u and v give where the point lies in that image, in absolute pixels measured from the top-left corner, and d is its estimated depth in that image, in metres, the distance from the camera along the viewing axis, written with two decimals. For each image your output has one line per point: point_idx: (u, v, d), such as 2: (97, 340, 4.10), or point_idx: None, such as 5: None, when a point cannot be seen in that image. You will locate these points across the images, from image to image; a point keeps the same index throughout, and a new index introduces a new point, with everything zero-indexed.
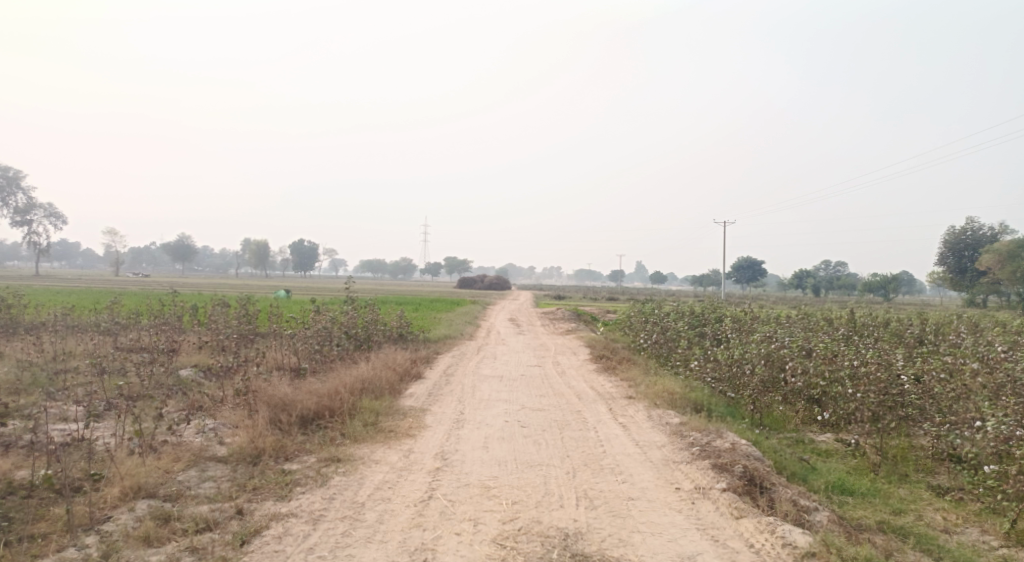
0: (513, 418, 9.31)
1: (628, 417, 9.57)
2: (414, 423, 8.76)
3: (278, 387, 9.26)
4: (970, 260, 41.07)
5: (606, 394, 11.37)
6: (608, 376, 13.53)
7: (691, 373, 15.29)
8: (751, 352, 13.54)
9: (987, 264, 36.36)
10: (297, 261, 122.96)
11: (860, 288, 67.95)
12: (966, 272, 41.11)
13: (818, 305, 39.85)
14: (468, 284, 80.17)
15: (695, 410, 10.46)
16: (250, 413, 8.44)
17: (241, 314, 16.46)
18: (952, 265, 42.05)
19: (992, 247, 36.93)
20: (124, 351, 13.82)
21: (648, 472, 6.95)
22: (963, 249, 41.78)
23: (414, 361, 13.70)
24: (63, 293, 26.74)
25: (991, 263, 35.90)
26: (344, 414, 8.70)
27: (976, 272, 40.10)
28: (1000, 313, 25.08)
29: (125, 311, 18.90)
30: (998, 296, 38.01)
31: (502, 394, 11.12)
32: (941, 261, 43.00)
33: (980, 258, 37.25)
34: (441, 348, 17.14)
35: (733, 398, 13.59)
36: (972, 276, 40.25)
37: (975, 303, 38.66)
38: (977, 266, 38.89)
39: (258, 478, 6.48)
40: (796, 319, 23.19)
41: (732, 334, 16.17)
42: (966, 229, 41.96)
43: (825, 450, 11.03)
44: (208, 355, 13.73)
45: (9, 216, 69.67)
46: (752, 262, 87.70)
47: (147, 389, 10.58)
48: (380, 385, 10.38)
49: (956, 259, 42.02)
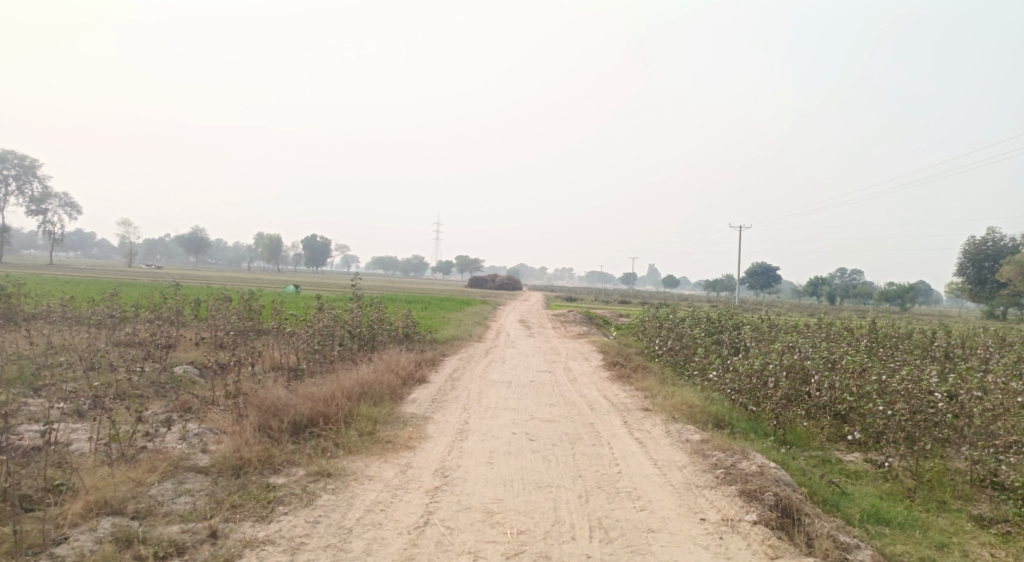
0: (521, 430, 8.67)
1: (645, 432, 8.90)
2: (414, 433, 8.14)
3: (271, 390, 8.68)
4: (991, 271, 39.94)
5: (620, 405, 10.72)
6: (623, 385, 12.84)
7: (708, 383, 14.58)
8: (773, 363, 12.81)
9: (1007, 276, 35.18)
10: (310, 256, 123.27)
11: (876, 297, 66.71)
12: (986, 283, 40.02)
13: (835, 314, 38.79)
14: (479, 283, 79.53)
15: (715, 425, 9.78)
16: (240, 417, 7.87)
17: (242, 309, 15.95)
18: (972, 276, 40.93)
19: (1013, 259, 35.79)
20: (119, 347, 13.33)
21: (669, 498, 6.29)
22: (982, 260, 40.60)
23: (419, 363, 13.10)
24: (71, 284, 26.44)
25: (1012, 275, 34.71)
26: (340, 421, 8.10)
27: (997, 284, 39.02)
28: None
29: (127, 303, 18.42)
30: (1019, 308, 36.87)
31: (510, 402, 10.47)
32: (960, 271, 41.81)
33: (1001, 270, 36.13)
34: (448, 350, 16.52)
35: (752, 412, 12.87)
36: (992, 288, 39.21)
37: (995, 315, 37.58)
38: (997, 277, 37.81)
39: (238, 494, 5.89)
40: (816, 328, 22.38)
41: (751, 343, 15.43)
42: (987, 239, 40.78)
43: (854, 471, 10.29)
44: (205, 351, 13.19)
45: (25, 205, 69.92)
46: (766, 268, 86.60)
47: (136, 388, 10.04)
48: (381, 390, 9.77)
49: (976, 269, 40.87)
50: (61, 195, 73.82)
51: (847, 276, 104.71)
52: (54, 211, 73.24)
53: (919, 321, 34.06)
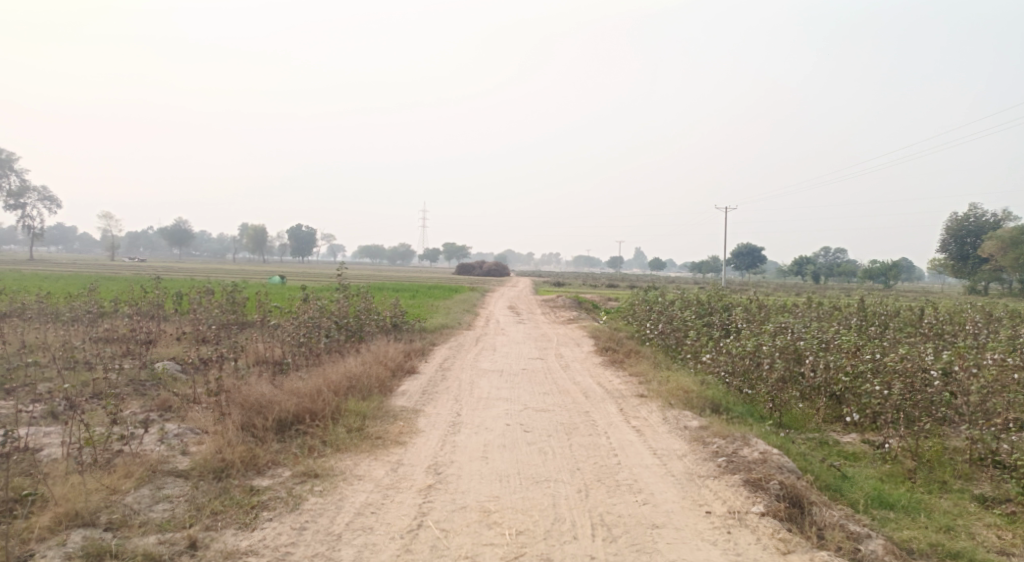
0: (515, 421, 8.41)
1: (642, 420, 8.67)
2: (404, 427, 7.85)
3: (255, 386, 8.35)
4: (973, 247, 40.20)
5: (615, 392, 10.49)
6: (616, 371, 12.61)
7: (701, 366, 14.39)
8: (766, 345, 12.60)
9: (989, 251, 35.39)
10: (296, 246, 122.09)
11: (860, 276, 67.03)
12: (968, 259, 40.31)
13: (822, 293, 38.78)
14: (466, 270, 79.03)
15: (712, 410, 9.57)
16: (222, 416, 7.54)
17: (225, 302, 15.54)
18: (955, 253, 41.11)
19: (994, 234, 36.02)
20: (98, 343, 12.91)
21: (672, 490, 6.08)
22: (965, 236, 40.80)
23: (409, 353, 12.79)
24: (49, 279, 25.78)
25: (994, 250, 34.91)
26: (327, 417, 7.80)
27: (979, 259, 39.31)
28: (1011, 301, 24.27)
29: (106, 297, 17.92)
30: (1001, 283, 37.17)
31: (503, 392, 10.20)
32: (943, 248, 42.04)
33: (983, 245, 36.21)
34: (438, 339, 16.21)
35: (747, 395, 12.66)
36: (974, 264, 39.53)
37: (978, 290, 37.88)
38: (979, 253, 38.05)
39: (220, 499, 5.58)
40: (805, 307, 22.31)
41: (743, 324, 15.23)
42: (969, 215, 40.98)
43: (853, 454, 10.13)
44: (187, 346, 12.79)
45: (1, 199, 68.37)
46: (752, 248, 86.96)
47: (114, 386, 9.67)
48: (369, 383, 9.46)
49: (959, 245, 41.09)
50: (38, 189, 72.49)
51: (832, 255, 105.27)
52: (32, 206, 71.87)
53: (905, 298, 34.09)
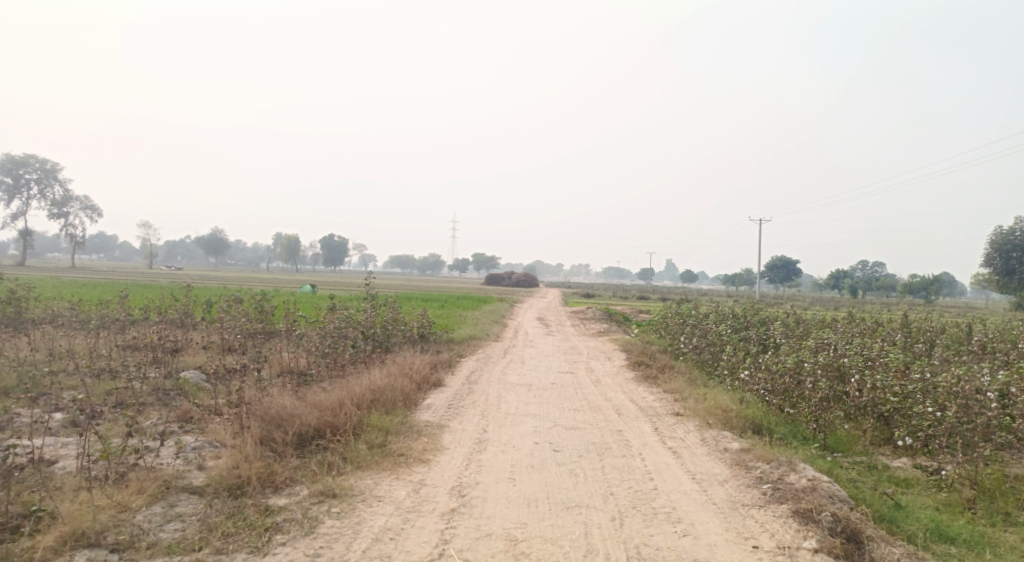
0: (544, 440, 8.03)
1: (679, 441, 8.20)
2: (429, 444, 7.51)
3: (277, 398, 8.12)
4: (1020, 261, 38.58)
5: (649, 409, 10.04)
6: (649, 387, 12.13)
7: (738, 383, 13.80)
8: (808, 362, 11.99)
9: None
10: (328, 255, 123.59)
11: (900, 290, 65.00)
12: (1014, 274, 38.70)
13: (861, 308, 37.44)
14: (495, 280, 78.76)
15: (753, 430, 9.05)
16: (242, 428, 7.30)
17: (253, 311, 15.46)
18: (1000, 268, 39.45)
19: None
20: (125, 351, 12.88)
21: (713, 520, 5.64)
22: (1011, 250, 39.20)
23: (435, 366, 12.49)
24: (85, 286, 26.15)
25: None
26: (349, 431, 7.51)
27: None
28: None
29: (137, 304, 18.00)
30: None
31: (532, 408, 9.82)
32: (988, 262, 40.42)
33: None
34: (465, 351, 15.89)
35: (788, 414, 12.05)
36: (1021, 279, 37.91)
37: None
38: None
39: (233, 519, 5.30)
40: (846, 322, 21.48)
41: (783, 340, 14.60)
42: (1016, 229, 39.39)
43: (904, 479, 9.49)
44: (213, 355, 12.67)
45: (46, 208, 70.38)
46: (787, 261, 85.23)
47: (137, 396, 9.54)
48: (394, 396, 9.16)
49: (1004, 260, 39.48)
50: (81, 198, 74.51)
51: (870, 269, 102.51)
52: (75, 214, 73.89)
53: (948, 314, 32.69)
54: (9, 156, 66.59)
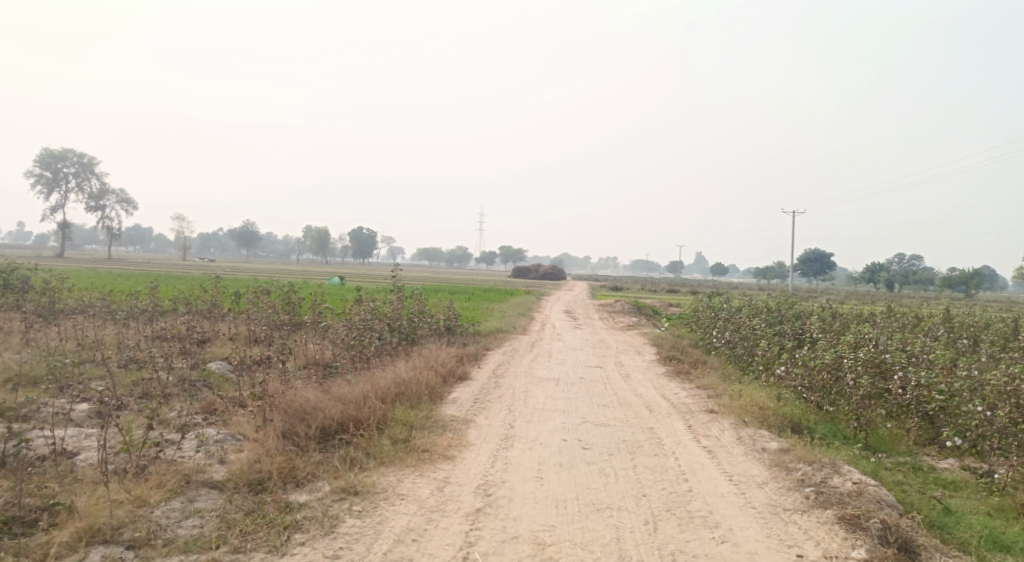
0: (573, 437, 7.75)
1: (714, 440, 7.88)
2: (454, 440, 7.29)
3: (300, 390, 7.98)
4: None
5: (681, 406, 9.70)
6: (681, 382, 11.77)
7: (773, 379, 13.34)
8: (848, 358, 11.50)
9: None
10: (357, 248, 124.58)
11: (939, 284, 63.05)
12: None
13: (898, 302, 36.19)
14: (522, 273, 78.45)
15: (791, 429, 8.67)
16: (265, 422, 7.17)
17: (280, 302, 15.46)
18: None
19: None
20: (154, 342, 12.94)
21: (754, 526, 5.32)
22: None
23: (461, 359, 12.29)
24: (121, 277, 26.62)
25: None
26: (373, 425, 7.32)
27: None
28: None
29: (167, 296, 18.12)
30: None
31: (560, 403, 9.56)
32: None
33: None
34: (492, 344, 15.67)
35: (826, 412, 11.57)
36: None
37: None
38: None
39: (251, 516, 5.15)
40: (885, 317, 20.75)
41: (819, 335, 14.09)
42: None
43: (952, 481, 9.00)
44: (239, 346, 12.63)
45: (84, 201, 71.94)
46: (820, 254, 83.41)
47: (163, 387, 9.50)
48: (419, 390, 8.97)
49: None
50: (117, 191, 76.01)
51: (906, 262, 99.61)
52: (112, 207, 75.50)
53: (989, 308, 31.15)
54: (48, 151, 68.25)
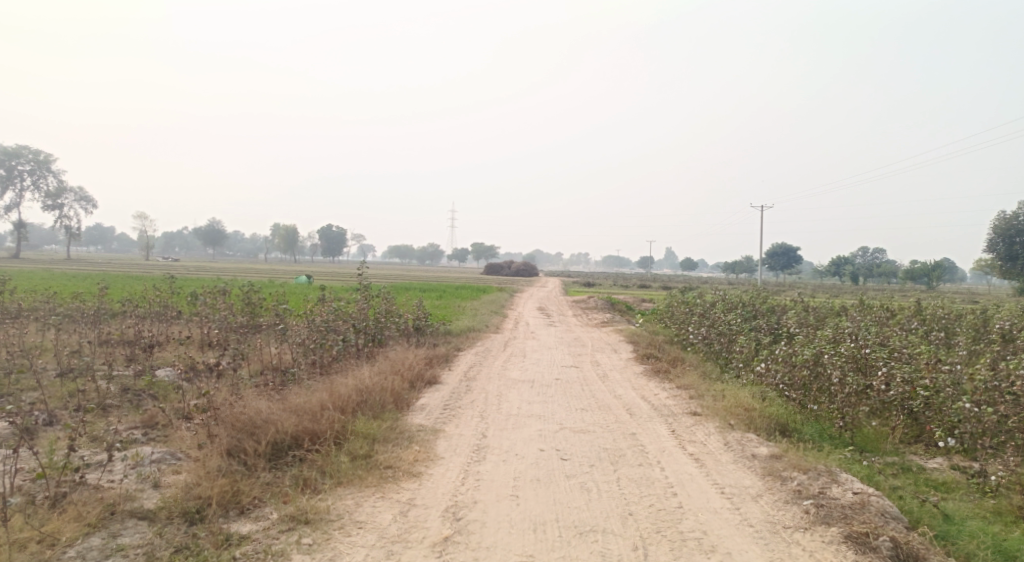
0: (550, 446, 7.17)
1: (700, 447, 7.38)
2: (421, 453, 6.65)
3: (251, 401, 7.25)
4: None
5: (663, 409, 9.19)
6: (661, 382, 11.28)
7: (751, 376, 12.94)
8: (829, 353, 11.12)
9: None
10: (326, 246, 122.69)
11: (901, 277, 64.03)
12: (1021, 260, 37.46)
13: (865, 294, 36.44)
14: (495, 270, 77.84)
15: (778, 432, 8.20)
16: (209, 438, 6.44)
17: (239, 303, 14.63)
18: (1002, 253, 35.89)
19: None
20: (99, 348, 12.04)
21: (753, 549, 4.83)
22: None
23: (430, 361, 11.64)
24: (75, 278, 25.35)
25: None
26: (331, 438, 6.65)
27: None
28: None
29: (120, 297, 17.10)
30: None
31: (535, 408, 8.97)
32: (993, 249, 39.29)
33: None
34: (463, 344, 15.02)
35: (807, 410, 11.18)
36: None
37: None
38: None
39: (182, 555, 4.47)
40: (858, 310, 20.60)
41: (797, 329, 13.72)
42: None
43: (943, 482, 8.61)
44: (191, 350, 11.78)
45: (40, 199, 69.23)
46: (788, 248, 84.28)
47: (102, 399, 8.67)
48: (383, 397, 8.30)
49: None
50: (76, 189, 73.34)
51: (870, 255, 101.20)
52: (70, 206, 72.86)
53: (955, 300, 31.05)
54: (0, 147, 65.43)
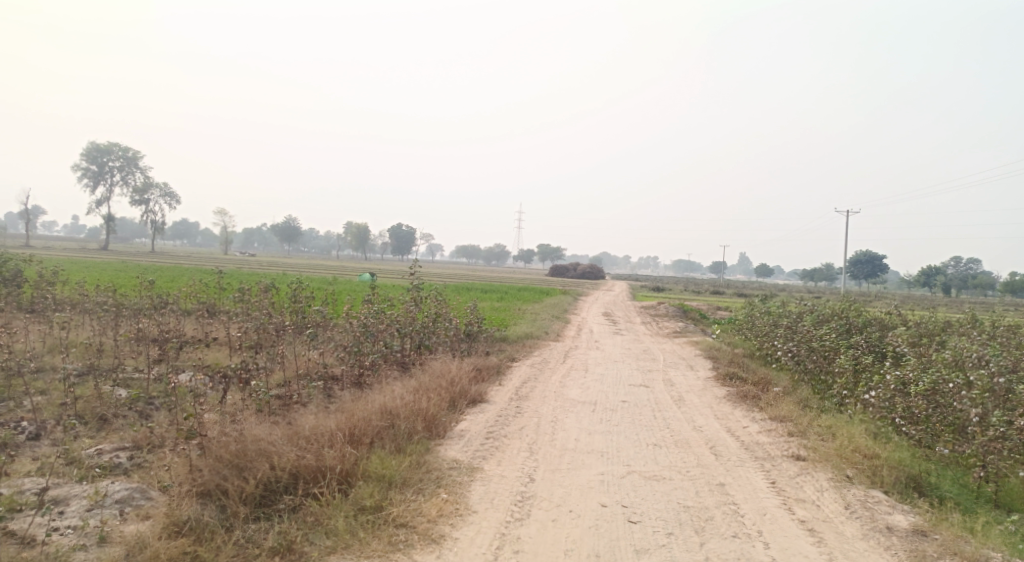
0: (613, 499, 5.60)
1: (813, 509, 5.66)
2: (447, 506, 5.19)
3: (249, 426, 5.95)
4: None
5: (755, 449, 7.43)
6: (748, 410, 9.46)
7: (853, 404, 10.82)
8: (955, 383, 8.96)
9: None
10: (395, 245, 124.15)
11: (1000, 289, 58.47)
12: None
13: (957, 309, 32.90)
14: (559, 272, 76.21)
15: (907, 492, 6.31)
16: (187, 474, 5.18)
17: (282, 301, 13.64)
18: None
19: None
20: (128, 345, 11.18)
21: None
22: None
23: (479, 375, 10.20)
24: (144, 271, 25.39)
25: None
26: (335, 478, 5.26)
27: None
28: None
29: (169, 291, 16.42)
30: None
31: (597, 441, 7.39)
32: None
33: None
34: (518, 354, 13.52)
35: (930, 451, 8.99)
36: None
37: None
38: None
39: None
40: (971, 327, 17.87)
41: (906, 349, 11.49)
42: None
43: None
44: (220, 353, 10.75)
45: (129, 195, 72.16)
46: (872, 256, 78.95)
47: (103, 410, 7.64)
48: (413, 423, 6.89)
49: None
50: (161, 186, 76.12)
51: (963, 264, 93.68)
52: (157, 202, 75.68)
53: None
54: (94, 145, 68.67)
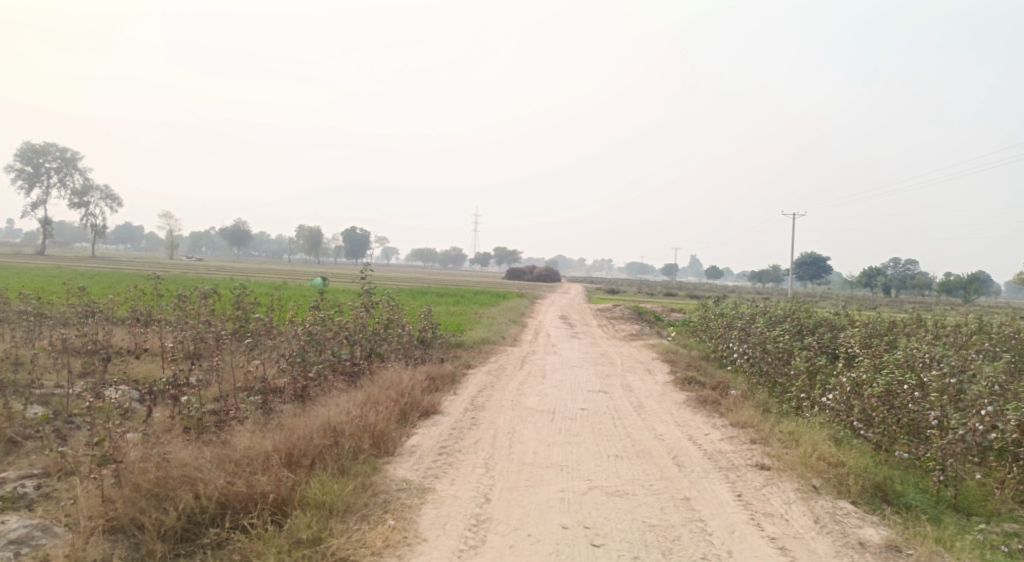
0: (574, 520, 5.23)
1: (783, 524, 5.41)
2: (394, 534, 4.73)
3: (173, 449, 5.37)
4: None
5: (718, 459, 7.17)
6: (709, 417, 9.24)
7: (809, 407, 10.74)
8: (911, 384, 8.90)
9: None
10: (348, 248, 122.05)
11: (939, 289, 60.67)
12: None
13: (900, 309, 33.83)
14: (515, 275, 75.99)
15: (873, 501, 6.11)
16: (96, 507, 4.59)
17: (224, 308, 12.86)
18: None
19: None
20: (50, 358, 10.29)
21: None
22: None
23: (432, 385, 9.72)
24: (79, 277, 23.95)
25: None
26: (267, 506, 4.73)
27: None
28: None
29: (101, 298, 15.37)
30: None
31: (556, 453, 7.02)
32: None
33: None
34: (474, 361, 13.07)
35: (888, 454, 8.90)
36: None
37: None
38: None
39: None
40: (918, 327, 18.20)
41: (859, 350, 11.48)
42: None
43: None
44: (152, 365, 10.00)
45: (66, 198, 68.84)
46: (818, 258, 81.13)
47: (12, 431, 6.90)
48: (360, 440, 6.39)
49: None
50: (101, 188, 72.90)
51: (902, 265, 97.23)
52: (96, 204, 72.42)
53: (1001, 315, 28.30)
54: (29, 146, 65.31)
